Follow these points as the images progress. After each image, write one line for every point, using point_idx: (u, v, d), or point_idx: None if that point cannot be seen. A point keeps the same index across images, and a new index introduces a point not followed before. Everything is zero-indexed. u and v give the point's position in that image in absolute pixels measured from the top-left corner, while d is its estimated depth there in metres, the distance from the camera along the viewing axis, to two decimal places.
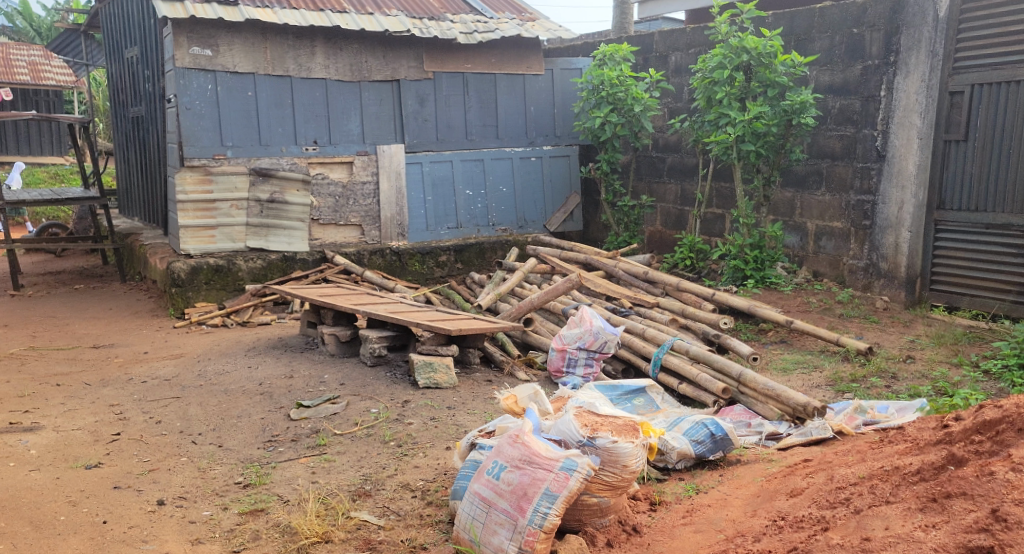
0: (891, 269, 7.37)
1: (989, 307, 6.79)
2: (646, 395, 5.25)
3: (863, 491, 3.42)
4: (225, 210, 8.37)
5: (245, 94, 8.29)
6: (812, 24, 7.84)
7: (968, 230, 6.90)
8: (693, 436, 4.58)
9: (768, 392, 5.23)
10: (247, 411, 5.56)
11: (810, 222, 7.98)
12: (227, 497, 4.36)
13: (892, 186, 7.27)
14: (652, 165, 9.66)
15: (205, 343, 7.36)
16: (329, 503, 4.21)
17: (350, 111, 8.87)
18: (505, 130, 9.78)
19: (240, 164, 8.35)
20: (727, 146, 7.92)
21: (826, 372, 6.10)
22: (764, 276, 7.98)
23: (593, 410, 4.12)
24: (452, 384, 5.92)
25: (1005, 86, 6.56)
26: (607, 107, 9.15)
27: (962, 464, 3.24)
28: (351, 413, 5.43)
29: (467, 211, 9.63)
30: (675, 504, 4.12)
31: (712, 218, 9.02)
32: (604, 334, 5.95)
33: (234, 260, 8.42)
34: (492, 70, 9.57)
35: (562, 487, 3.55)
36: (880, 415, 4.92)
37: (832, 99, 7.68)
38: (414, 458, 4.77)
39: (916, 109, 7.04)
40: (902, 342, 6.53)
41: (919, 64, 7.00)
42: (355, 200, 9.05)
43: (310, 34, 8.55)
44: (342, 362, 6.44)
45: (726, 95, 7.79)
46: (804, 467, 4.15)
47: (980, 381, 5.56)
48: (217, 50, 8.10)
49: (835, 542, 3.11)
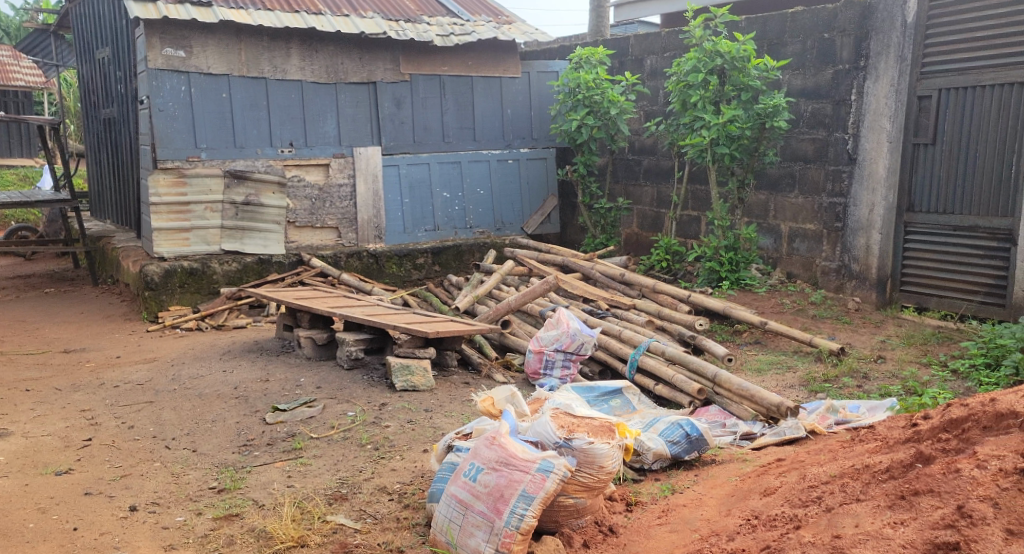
0: (863, 270, 7.46)
1: (957, 307, 6.91)
2: (622, 396, 5.29)
3: (834, 490, 3.47)
4: (199, 212, 8.32)
5: (220, 96, 8.24)
6: (785, 28, 7.93)
7: (937, 232, 7.01)
8: (669, 436, 4.62)
9: (742, 392, 5.29)
10: (221, 415, 5.53)
11: (783, 224, 8.06)
12: (201, 502, 4.34)
13: (863, 188, 7.37)
14: (628, 168, 9.72)
15: (179, 347, 7.30)
16: (305, 507, 4.20)
17: (326, 114, 8.84)
18: (481, 132, 9.80)
19: (214, 166, 8.30)
20: (702, 149, 8.00)
21: (800, 372, 6.18)
22: (739, 278, 8.07)
23: (569, 411, 4.15)
24: (429, 387, 5.93)
25: (971, 90, 6.69)
26: (583, 110, 9.21)
27: (929, 462, 3.31)
28: (328, 416, 5.41)
29: (444, 213, 9.64)
30: (651, 505, 4.15)
31: (688, 221, 9.08)
32: (581, 335, 5.99)
33: (209, 263, 8.35)
34: (469, 73, 9.59)
35: (538, 488, 3.58)
36: (851, 415, 4.99)
37: (805, 103, 7.78)
38: (391, 461, 4.78)
39: (886, 113, 7.15)
40: (873, 342, 6.62)
41: (888, 68, 7.11)
42: (331, 203, 9.02)
43: (286, 36, 8.52)
44: (318, 365, 6.41)
45: (700, 98, 7.87)
46: (778, 467, 4.19)
47: (948, 381, 5.65)
48: (191, 51, 8.05)
49: (807, 540, 3.14)
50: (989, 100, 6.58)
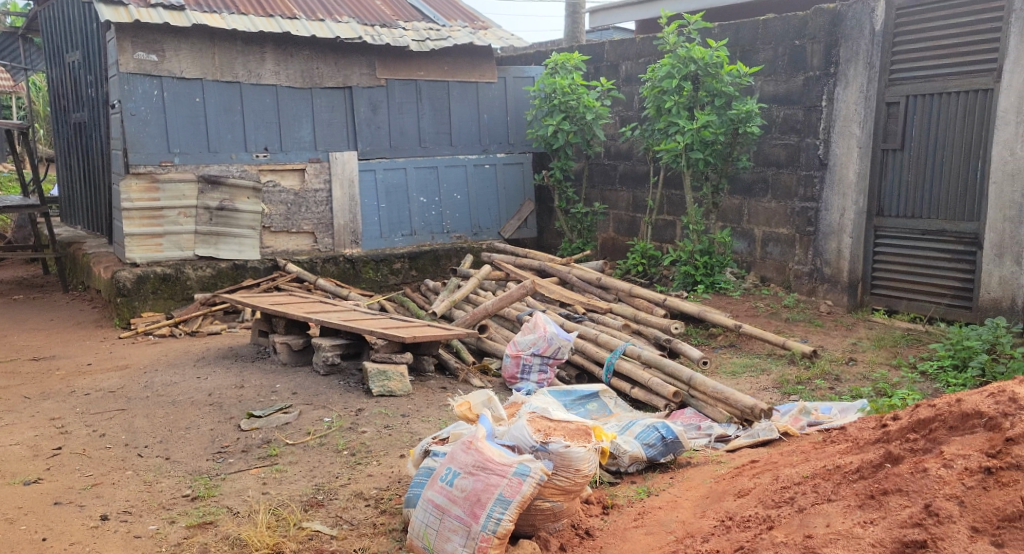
0: (835, 273, 7.57)
1: (926, 310, 7.03)
2: (599, 399, 5.33)
3: (807, 490, 3.52)
4: (172, 217, 8.24)
5: (193, 100, 8.20)
6: (756, 35, 8.02)
7: (906, 236, 7.13)
8: (645, 439, 4.66)
9: (717, 395, 5.34)
10: (195, 422, 5.49)
11: (757, 228, 8.15)
12: (174, 510, 4.31)
13: (834, 193, 7.48)
14: (604, 173, 9.78)
15: (151, 354, 7.24)
16: (280, 514, 4.19)
17: (301, 118, 8.83)
18: (458, 137, 9.82)
19: (188, 171, 8.24)
20: (677, 154, 8.08)
21: (773, 375, 6.24)
22: (713, 282, 8.16)
23: (546, 414, 4.17)
24: (406, 392, 5.93)
25: (937, 97, 6.81)
26: (558, 115, 9.28)
27: (898, 462, 3.37)
28: (304, 422, 5.40)
29: (421, 218, 9.63)
30: (627, 507, 4.19)
31: (664, 225, 9.13)
32: (558, 340, 6.04)
33: (183, 269, 8.30)
34: (445, 78, 9.61)
35: (515, 492, 3.60)
36: (823, 416, 5.07)
37: (777, 109, 7.88)
38: (367, 467, 4.77)
39: (855, 119, 7.26)
40: (845, 344, 6.71)
41: (857, 75, 7.23)
42: (307, 208, 8.98)
43: (260, 41, 8.49)
44: (294, 371, 6.39)
45: (675, 104, 7.94)
46: (752, 468, 4.25)
47: (917, 382, 5.75)
48: (163, 55, 7.99)
49: (779, 541, 3.19)
50: (955, 107, 6.69)
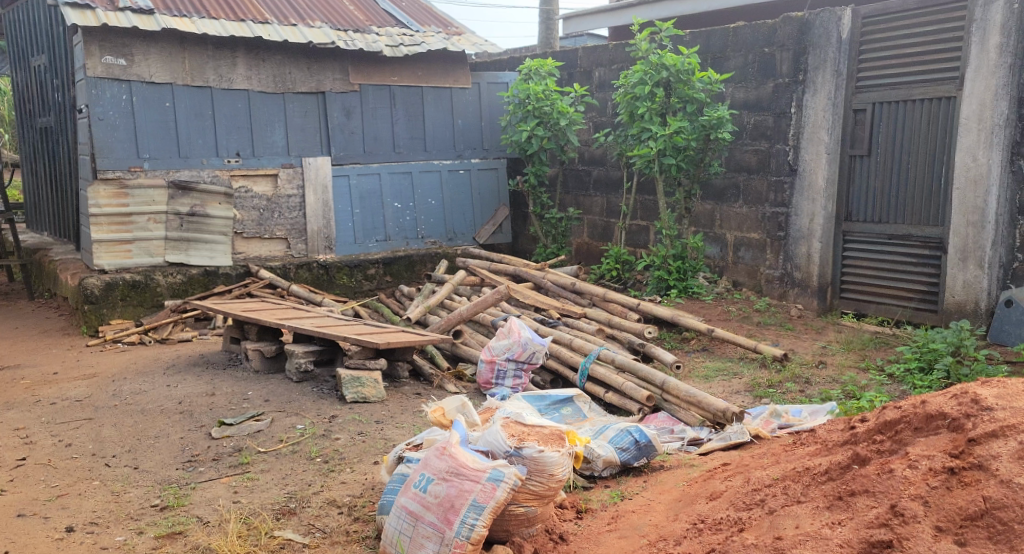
0: (804, 278, 7.66)
1: (893, 313, 7.14)
2: (573, 404, 5.34)
3: (777, 492, 3.56)
4: (142, 223, 8.15)
5: (163, 105, 8.13)
6: (726, 43, 8.11)
7: (873, 241, 7.23)
8: (618, 443, 4.69)
9: (690, 399, 5.39)
10: (165, 430, 5.43)
11: (729, 233, 8.23)
12: (142, 520, 4.26)
13: (804, 199, 7.58)
14: (578, 179, 9.83)
15: (120, 362, 7.15)
16: (252, 523, 4.16)
17: (274, 123, 8.78)
18: (432, 143, 9.82)
19: (158, 177, 8.17)
20: (649, 160, 8.13)
21: (745, 378, 6.30)
22: (686, 286, 8.24)
23: (519, 420, 4.18)
24: (380, 398, 5.91)
25: (902, 104, 6.92)
26: (533, 121, 9.30)
27: (865, 463, 3.42)
28: (276, 430, 5.36)
29: (395, 224, 9.61)
30: (601, 511, 4.21)
31: (637, 230, 9.19)
32: (532, 344, 6.02)
33: (152, 275, 8.20)
34: (419, 84, 9.61)
35: (489, 498, 3.60)
36: (793, 419, 5.13)
37: (747, 115, 7.97)
38: (340, 474, 4.75)
39: (824, 125, 7.37)
40: (815, 347, 6.80)
41: (825, 83, 7.35)
42: (280, 213, 8.94)
43: (231, 45, 8.44)
44: (267, 378, 6.34)
45: (647, 110, 8.00)
46: (723, 471, 4.29)
47: (885, 385, 5.82)
48: (132, 59, 7.91)
49: (750, 542, 3.23)
50: (919, 114, 6.81)
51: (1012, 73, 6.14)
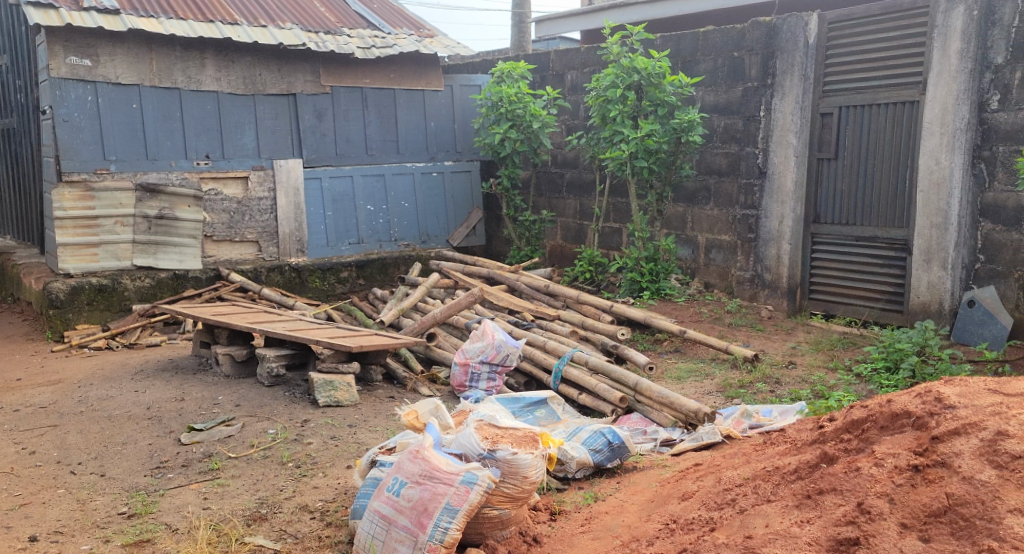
0: (774, 279, 7.75)
1: (860, 314, 7.24)
2: (547, 406, 5.34)
3: (747, 492, 3.59)
4: (109, 226, 8.04)
5: (129, 107, 8.04)
6: (697, 47, 8.18)
7: (841, 243, 7.33)
8: (591, 444, 4.72)
9: (662, 400, 5.43)
10: (133, 437, 5.37)
11: (700, 235, 8.30)
12: (109, 529, 4.21)
13: (774, 201, 7.67)
14: (552, 181, 9.86)
15: (86, 368, 7.05)
16: (222, 530, 4.12)
17: (244, 126, 8.72)
18: (405, 145, 9.80)
19: (125, 179, 8.07)
20: (621, 163, 8.19)
21: (716, 379, 6.35)
22: (659, 288, 8.28)
23: (493, 422, 4.18)
24: (353, 402, 5.89)
25: (868, 108, 7.03)
26: (505, 123, 9.33)
27: (833, 461, 3.47)
28: (247, 435, 5.32)
29: (368, 227, 9.57)
30: (574, 513, 4.22)
31: (610, 233, 9.22)
32: (506, 347, 6.03)
33: (120, 279, 8.10)
34: (391, 86, 9.59)
35: (462, 501, 3.60)
36: (764, 419, 5.18)
37: (717, 118, 8.05)
38: (313, 479, 4.73)
39: (792, 129, 7.47)
40: (785, 348, 6.88)
41: (792, 86, 7.44)
42: (250, 216, 8.86)
43: (200, 46, 8.37)
44: (237, 382, 6.30)
45: (619, 113, 8.05)
46: (695, 471, 4.32)
47: (853, 384, 5.91)
48: (97, 60, 7.81)
49: (720, 542, 3.26)
50: (884, 117, 6.93)
51: (973, 78, 6.25)
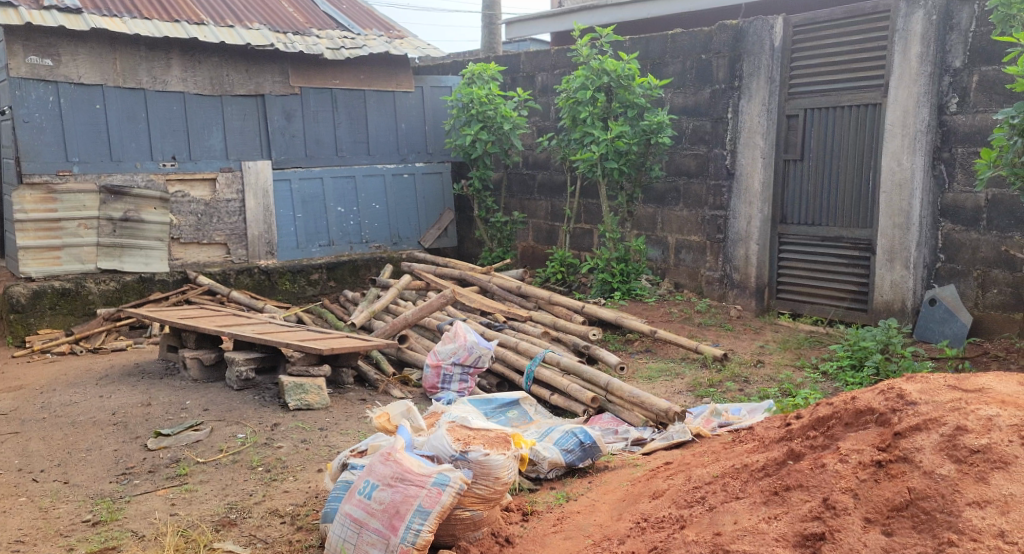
0: (743, 279, 7.84)
1: (826, 313, 7.35)
2: (519, 407, 5.36)
3: (716, 489, 3.64)
4: (72, 229, 7.92)
5: (93, 107, 7.93)
6: (665, 49, 8.25)
7: (807, 243, 7.43)
8: (563, 445, 4.75)
9: (633, 400, 5.47)
10: (97, 443, 5.30)
11: (670, 236, 8.37)
12: (73, 537, 4.16)
13: (741, 201, 7.76)
14: (523, 182, 9.88)
15: (49, 373, 6.94)
16: (190, 536, 4.09)
17: (211, 127, 8.64)
18: (375, 146, 9.77)
19: (88, 181, 7.96)
20: (592, 164, 8.25)
21: (686, 379, 6.41)
22: (630, 288, 8.33)
23: (464, 424, 4.18)
24: (324, 405, 5.85)
25: (832, 110, 7.14)
26: (476, 125, 9.35)
27: (800, 458, 3.53)
28: (216, 439, 5.28)
29: (339, 228, 9.53)
30: (546, 513, 4.25)
31: (581, 234, 9.27)
32: (478, 348, 6.06)
33: (84, 283, 7.99)
34: (361, 87, 9.56)
35: (434, 502, 3.61)
36: (733, 417, 5.25)
37: (686, 120, 8.12)
38: (283, 483, 4.70)
39: (759, 131, 7.57)
40: (753, 347, 6.96)
41: (759, 89, 7.54)
42: (219, 218, 8.79)
43: (165, 46, 8.28)
44: (206, 386, 6.24)
45: (589, 115, 8.12)
46: (666, 470, 4.36)
47: (819, 382, 6.00)
48: (59, 60, 7.69)
49: (690, 539, 3.30)
50: (848, 120, 7.04)
51: (932, 81, 6.38)
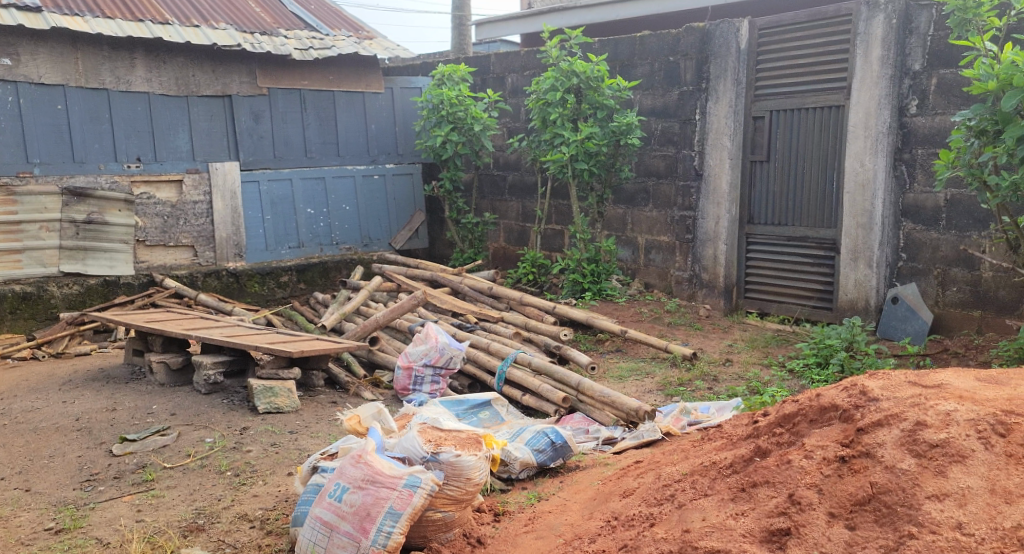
0: (711, 279, 7.92)
1: (793, 312, 7.44)
2: (490, 408, 5.37)
3: (685, 487, 3.67)
4: (33, 231, 7.79)
5: (54, 107, 7.81)
6: (634, 50, 8.30)
7: (774, 243, 7.52)
8: (535, 445, 4.76)
9: (604, 399, 5.51)
10: (60, 449, 5.22)
11: (640, 236, 8.44)
12: (35, 545, 4.09)
13: (709, 202, 7.84)
14: (494, 183, 9.90)
15: (11, 379, 6.82)
16: (156, 542, 4.04)
17: (177, 127, 8.55)
18: (345, 147, 9.73)
19: (50, 182, 7.84)
20: (562, 165, 8.28)
21: (656, 378, 6.47)
22: (601, 288, 8.37)
23: (435, 425, 4.18)
24: (294, 408, 5.81)
25: (797, 112, 7.24)
26: (447, 126, 9.33)
27: (766, 455, 3.58)
28: (183, 444, 5.22)
29: (308, 230, 9.47)
30: (518, 513, 4.26)
31: (552, 234, 9.31)
32: (449, 349, 6.06)
33: (46, 286, 7.86)
34: (330, 88, 9.51)
35: (405, 504, 3.62)
36: (702, 415, 5.30)
37: (654, 121, 8.19)
38: (252, 487, 4.67)
39: (726, 132, 7.66)
40: (722, 346, 7.03)
41: (726, 91, 7.62)
42: (185, 220, 8.69)
43: (129, 46, 8.18)
44: (173, 391, 6.16)
45: (559, 116, 8.15)
46: (636, 468, 4.40)
47: (786, 380, 6.08)
48: (18, 59, 7.56)
49: (659, 537, 3.33)
50: (812, 121, 7.14)
51: (893, 84, 6.49)
